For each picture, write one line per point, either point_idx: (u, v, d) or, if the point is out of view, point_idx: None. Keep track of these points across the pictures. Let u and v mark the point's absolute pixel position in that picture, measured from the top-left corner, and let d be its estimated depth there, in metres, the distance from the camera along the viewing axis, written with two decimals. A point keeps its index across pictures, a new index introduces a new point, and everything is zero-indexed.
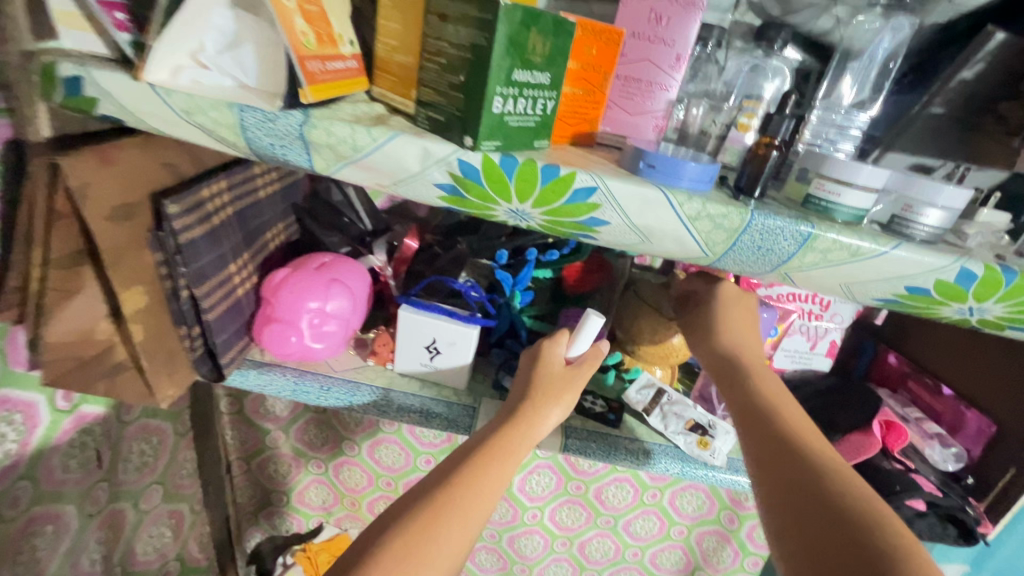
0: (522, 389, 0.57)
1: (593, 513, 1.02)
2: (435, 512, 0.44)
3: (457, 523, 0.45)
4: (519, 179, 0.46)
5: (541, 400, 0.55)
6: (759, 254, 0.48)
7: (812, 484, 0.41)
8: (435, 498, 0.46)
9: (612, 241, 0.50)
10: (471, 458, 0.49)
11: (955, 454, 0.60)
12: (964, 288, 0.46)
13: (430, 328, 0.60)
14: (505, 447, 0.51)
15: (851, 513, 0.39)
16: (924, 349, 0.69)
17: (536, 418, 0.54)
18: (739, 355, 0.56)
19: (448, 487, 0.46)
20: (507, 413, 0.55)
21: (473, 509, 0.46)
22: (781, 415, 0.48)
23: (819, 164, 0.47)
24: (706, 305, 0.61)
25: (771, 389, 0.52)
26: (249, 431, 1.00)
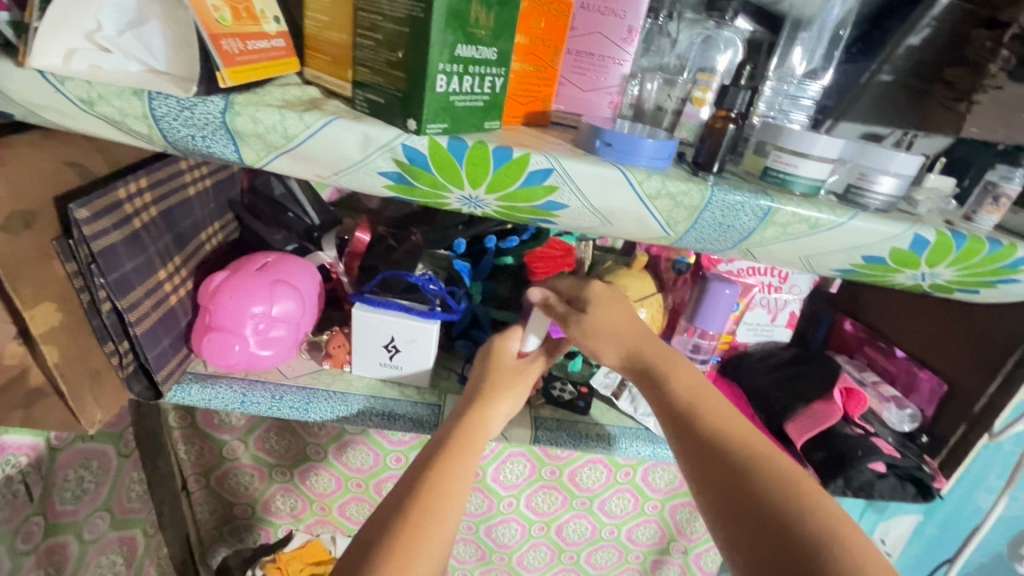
0: (476, 382, 0.56)
1: (568, 496, 1.03)
2: (414, 529, 0.42)
3: (436, 540, 0.42)
4: (469, 163, 0.43)
5: (499, 395, 0.55)
6: (720, 231, 0.46)
7: (742, 490, 0.41)
8: (413, 510, 0.43)
9: (572, 223, 0.48)
10: (435, 462, 0.47)
11: (910, 415, 0.62)
12: (917, 255, 0.47)
13: (389, 325, 0.57)
14: (466, 440, 0.50)
15: (786, 513, 0.39)
16: (877, 314, 0.71)
17: (490, 410, 0.53)
18: (648, 356, 0.52)
19: (422, 496, 0.44)
20: (463, 410, 0.53)
21: (438, 511, 0.44)
22: (709, 413, 0.46)
23: (776, 136, 0.47)
24: (600, 308, 0.55)
25: (688, 379, 0.49)
26: (204, 443, 0.94)
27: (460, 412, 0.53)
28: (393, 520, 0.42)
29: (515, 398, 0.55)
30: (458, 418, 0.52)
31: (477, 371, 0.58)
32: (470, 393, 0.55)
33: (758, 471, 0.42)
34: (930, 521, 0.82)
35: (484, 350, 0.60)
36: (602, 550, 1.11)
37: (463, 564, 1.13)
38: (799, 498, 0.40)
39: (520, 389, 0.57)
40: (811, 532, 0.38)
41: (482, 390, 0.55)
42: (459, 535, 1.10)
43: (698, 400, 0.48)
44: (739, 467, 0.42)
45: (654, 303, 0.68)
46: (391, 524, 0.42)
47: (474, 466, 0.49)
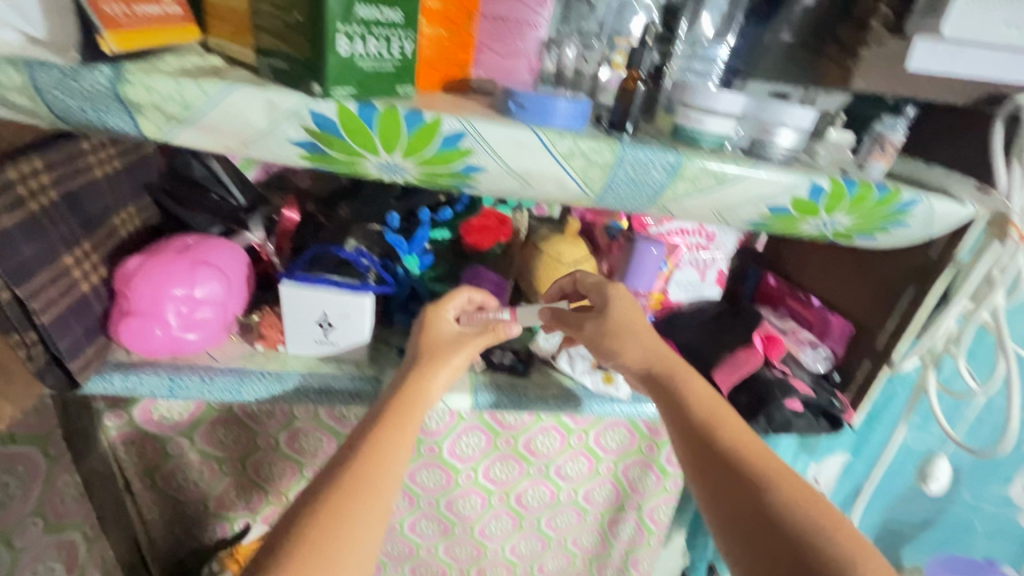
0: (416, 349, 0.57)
1: (525, 464, 1.06)
2: (343, 497, 0.43)
3: (368, 508, 0.43)
4: (381, 129, 0.42)
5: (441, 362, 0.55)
6: (634, 187, 0.48)
7: (750, 500, 0.47)
8: (345, 478, 0.44)
9: (494, 186, 0.48)
10: (371, 434, 0.48)
11: (824, 356, 0.67)
12: (815, 203, 0.51)
13: (320, 301, 0.57)
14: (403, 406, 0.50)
15: (785, 513, 0.46)
16: (797, 267, 0.76)
17: (430, 377, 0.54)
18: (662, 366, 0.57)
19: (352, 468, 0.45)
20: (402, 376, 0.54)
21: (369, 479, 0.44)
22: (722, 428, 0.52)
23: (684, 94, 0.49)
24: (617, 308, 0.59)
25: (705, 397, 0.54)
26: (144, 442, 0.91)
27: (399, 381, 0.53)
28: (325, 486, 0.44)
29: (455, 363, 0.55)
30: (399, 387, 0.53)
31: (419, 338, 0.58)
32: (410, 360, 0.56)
33: (768, 485, 0.48)
34: (859, 458, 0.89)
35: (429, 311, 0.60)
36: (562, 514, 1.15)
37: (427, 540, 1.14)
38: (807, 510, 0.46)
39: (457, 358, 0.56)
40: (814, 540, 0.44)
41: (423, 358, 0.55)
42: (421, 512, 1.11)
43: (713, 416, 0.53)
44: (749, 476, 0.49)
45: (589, 268, 0.70)
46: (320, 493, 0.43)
47: (413, 431, 0.49)
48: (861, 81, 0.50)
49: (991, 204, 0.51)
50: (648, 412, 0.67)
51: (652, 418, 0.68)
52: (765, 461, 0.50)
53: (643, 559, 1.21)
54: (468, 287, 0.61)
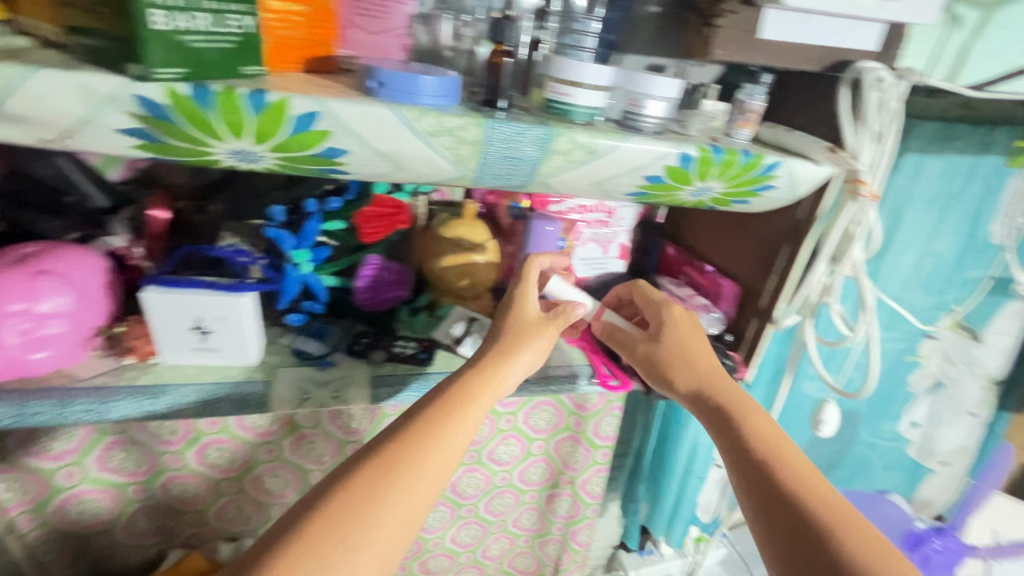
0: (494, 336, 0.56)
1: None
2: (382, 477, 0.42)
3: (405, 501, 0.42)
4: (222, 113, 0.39)
5: (516, 350, 0.55)
6: (508, 164, 0.47)
7: (815, 547, 0.47)
8: (386, 455, 0.44)
9: (364, 170, 0.46)
10: (419, 426, 0.46)
11: (716, 318, 0.70)
12: (688, 171, 0.52)
13: (191, 305, 0.52)
14: (469, 398, 0.49)
15: (833, 544, 0.46)
16: (693, 236, 0.79)
17: (505, 369, 0.53)
18: (715, 390, 0.59)
19: (390, 464, 0.43)
20: (473, 365, 0.53)
21: (411, 467, 0.43)
22: (775, 457, 0.53)
23: (552, 67, 0.49)
24: (673, 335, 0.62)
25: (769, 436, 0.55)
26: (27, 477, 0.82)
27: (464, 373, 0.52)
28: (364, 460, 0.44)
29: (530, 351, 0.55)
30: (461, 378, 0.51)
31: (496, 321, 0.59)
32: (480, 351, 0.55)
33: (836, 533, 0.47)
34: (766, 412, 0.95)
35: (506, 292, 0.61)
36: (499, 497, 1.15)
37: None
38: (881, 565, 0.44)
39: (542, 341, 0.57)
40: None
41: (494, 354, 0.54)
42: None
43: (775, 452, 0.54)
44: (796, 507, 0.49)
45: (488, 251, 0.69)
46: (359, 467, 0.43)
47: (470, 427, 0.48)
48: (719, 50, 0.51)
49: (843, 163, 0.55)
50: (552, 388, 0.68)
51: (557, 394, 0.69)
52: (815, 494, 0.50)
53: (582, 531, 1.24)
54: (538, 257, 0.61)
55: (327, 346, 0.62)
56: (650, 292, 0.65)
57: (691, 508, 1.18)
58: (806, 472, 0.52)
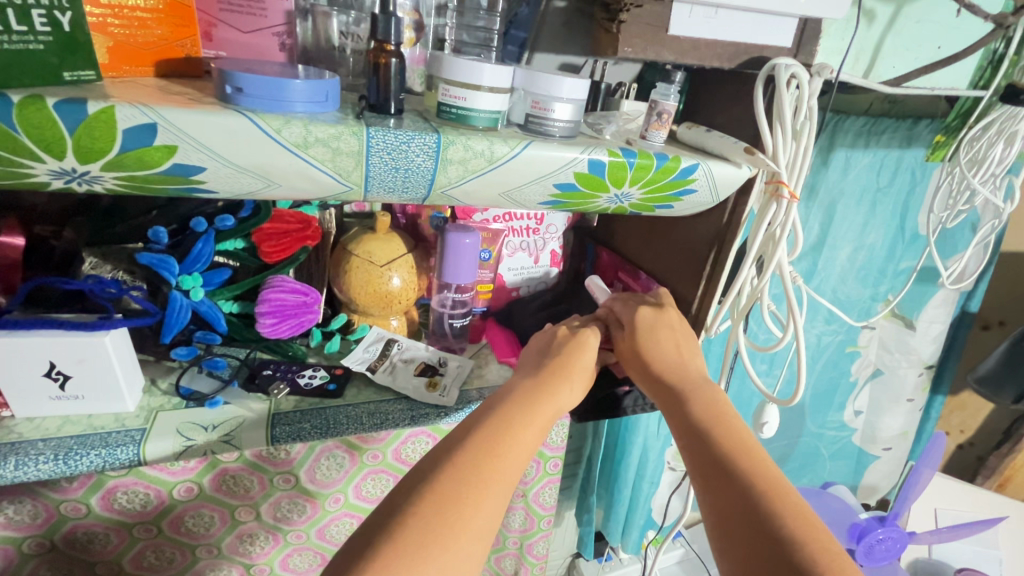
0: (553, 356, 0.55)
1: None
2: (447, 507, 0.38)
3: (465, 540, 0.37)
4: (30, 129, 0.33)
5: (574, 378, 0.53)
6: (399, 176, 0.43)
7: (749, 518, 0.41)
8: (462, 466, 0.41)
9: (230, 188, 0.40)
10: (473, 452, 0.42)
11: None
12: (600, 178, 0.49)
13: (39, 348, 0.45)
14: (532, 414, 0.47)
15: (798, 558, 0.38)
16: (622, 240, 0.75)
17: (557, 392, 0.51)
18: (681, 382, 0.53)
19: (447, 494, 0.39)
20: (526, 384, 0.51)
21: (492, 484, 0.40)
22: (718, 424, 0.48)
23: (443, 68, 0.44)
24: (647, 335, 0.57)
25: (715, 405, 0.51)
26: None
27: (525, 388, 0.50)
28: (436, 469, 0.40)
29: (577, 387, 0.53)
30: (518, 394, 0.49)
31: (553, 344, 0.57)
32: (534, 369, 0.54)
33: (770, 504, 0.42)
34: None
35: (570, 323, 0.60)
36: None
37: None
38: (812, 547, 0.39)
39: (579, 376, 0.54)
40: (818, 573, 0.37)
41: (546, 375, 0.52)
42: None
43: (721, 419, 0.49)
44: (761, 510, 0.41)
45: (405, 266, 0.64)
46: (434, 478, 0.40)
47: (529, 443, 0.46)
48: (627, 47, 0.48)
49: (762, 166, 0.52)
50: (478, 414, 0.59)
51: None
52: (771, 482, 0.43)
53: (537, 543, 1.19)
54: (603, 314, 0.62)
55: (221, 381, 0.57)
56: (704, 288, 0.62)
57: (644, 513, 1.17)
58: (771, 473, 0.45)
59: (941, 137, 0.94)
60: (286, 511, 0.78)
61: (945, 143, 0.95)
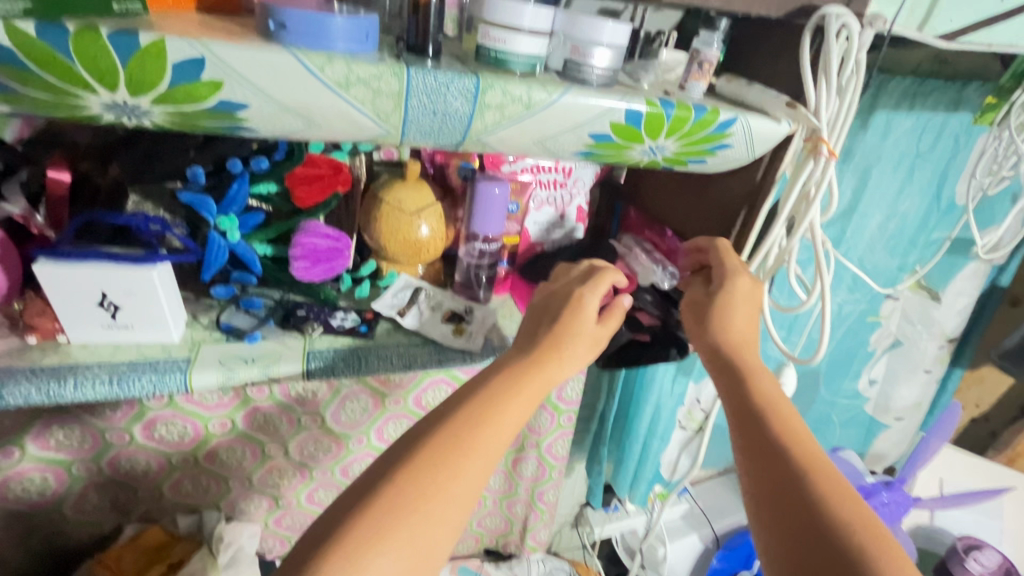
0: (545, 327, 0.52)
1: None
2: (432, 462, 0.40)
3: (448, 497, 0.39)
4: (83, 60, 0.34)
5: (566, 351, 0.50)
6: (436, 121, 0.43)
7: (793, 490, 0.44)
8: (456, 425, 0.42)
9: (272, 128, 0.41)
10: (467, 412, 0.44)
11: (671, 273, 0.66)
12: (636, 129, 0.48)
13: (92, 279, 0.47)
14: (520, 387, 0.46)
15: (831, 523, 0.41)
16: (652, 197, 0.75)
17: (558, 360, 0.49)
18: (744, 361, 0.53)
19: (443, 449, 0.41)
20: (518, 358, 0.49)
21: (477, 451, 0.42)
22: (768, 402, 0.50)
23: (484, 9, 0.44)
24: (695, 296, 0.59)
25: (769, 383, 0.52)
26: None
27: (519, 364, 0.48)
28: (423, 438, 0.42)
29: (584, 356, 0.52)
30: (514, 363, 0.48)
31: (546, 312, 0.54)
32: (527, 342, 0.51)
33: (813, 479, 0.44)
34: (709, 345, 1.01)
35: (569, 282, 0.57)
36: None
37: None
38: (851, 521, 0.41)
39: (583, 343, 0.52)
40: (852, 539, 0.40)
41: (548, 341, 0.50)
42: None
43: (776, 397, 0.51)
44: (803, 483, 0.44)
45: (433, 215, 0.65)
46: (423, 444, 0.41)
47: (520, 418, 0.45)
48: None
49: (803, 121, 0.51)
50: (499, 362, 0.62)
51: None
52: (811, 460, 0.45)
53: (548, 491, 1.25)
54: (614, 269, 0.55)
55: (258, 319, 0.59)
56: (725, 258, 0.57)
57: (652, 467, 1.21)
58: (819, 459, 0.46)
59: (992, 99, 0.90)
60: (314, 447, 0.83)
61: (996, 107, 0.92)
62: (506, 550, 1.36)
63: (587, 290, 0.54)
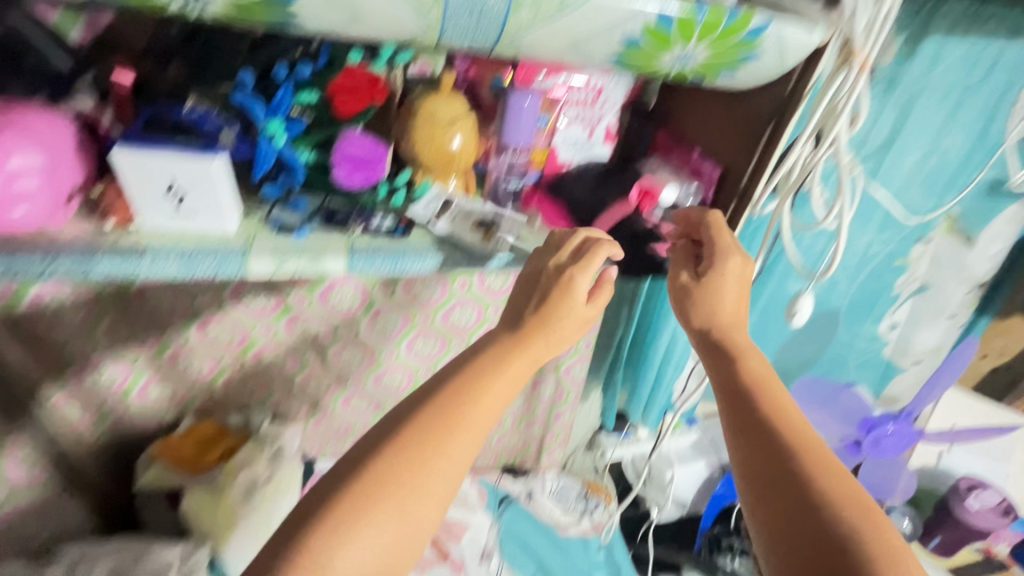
0: (532, 308, 0.59)
1: (445, 338, 1.10)
2: (416, 445, 0.49)
3: (432, 474, 0.48)
4: None
5: (551, 335, 0.58)
6: (474, 18, 0.45)
7: (780, 462, 0.52)
8: (438, 410, 0.51)
9: (321, 20, 0.44)
10: (449, 398, 0.51)
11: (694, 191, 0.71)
12: (668, 31, 0.49)
13: (162, 166, 0.53)
14: (509, 366, 0.55)
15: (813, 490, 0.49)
16: (682, 115, 0.76)
17: (537, 341, 0.57)
18: (732, 343, 0.61)
19: (425, 435, 0.49)
20: (503, 342, 0.57)
21: (458, 432, 0.50)
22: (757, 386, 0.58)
23: None
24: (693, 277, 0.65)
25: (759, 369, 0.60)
26: (38, 348, 0.85)
27: (507, 345, 0.57)
28: (413, 413, 0.50)
29: (569, 335, 0.59)
30: (496, 350, 0.56)
31: (533, 292, 0.60)
32: (513, 321, 0.59)
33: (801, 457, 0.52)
34: None
35: (560, 261, 0.62)
36: None
37: (361, 417, 1.17)
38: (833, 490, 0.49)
39: (566, 327, 0.58)
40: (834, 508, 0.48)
41: (531, 325, 0.58)
42: (351, 391, 1.13)
43: (764, 383, 0.59)
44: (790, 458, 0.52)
45: (466, 126, 0.68)
46: (407, 423, 0.50)
47: (506, 394, 0.54)
48: None
49: (839, 27, 0.53)
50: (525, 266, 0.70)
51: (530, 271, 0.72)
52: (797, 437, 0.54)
53: (565, 412, 1.33)
54: (607, 244, 0.62)
55: (301, 217, 0.63)
56: (718, 236, 0.63)
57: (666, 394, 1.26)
58: (803, 436, 0.54)
59: None
60: None
61: None
62: (523, 466, 1.45)
63: (581, 271, 0.60)
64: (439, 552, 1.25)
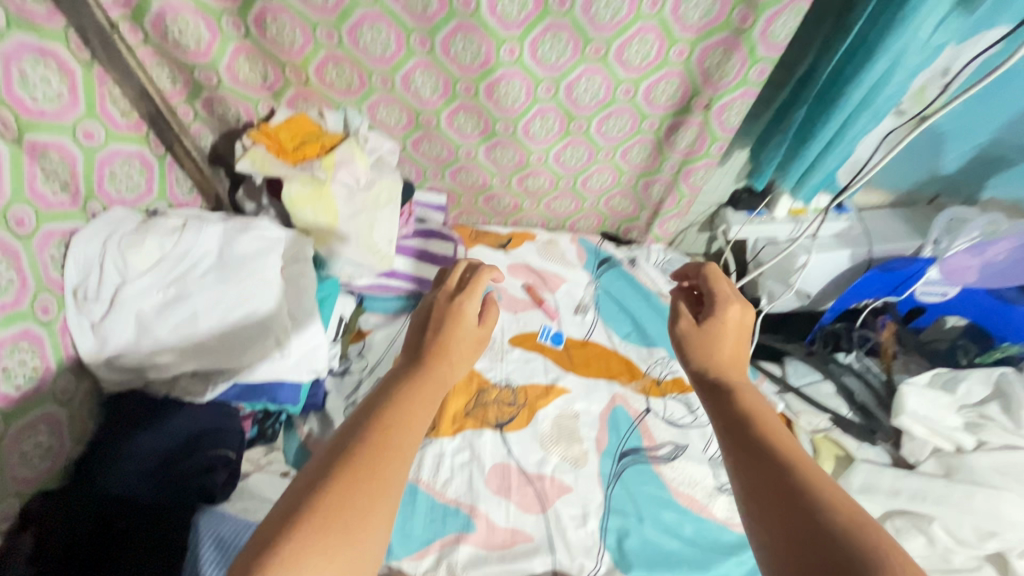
0: (432, 336, 0.67)
1: (580, 40, 0.89)
2: (334, 466, 0.50)
3: (371, 501, 0.49)
4: None
5: (455, 355, 0.66)
6: None
7: (780, 485, 0.51)
8: (362, 435, 0.54)
9: None
10: (367, 424, 0.55)
11: None
12: None
13: None
14: (419, 386, 0.60)
15: (811, 507, 0.48)
16: None
17: (441, 364, 0.64)
18: (729, 381, 0.64)
19: (342, 459, 0.51)
20: (404, 368, 0.63)
21: (393, 460, 0.52)
22: (755, 418, 0.59)
23: None
24: (715, 284, 0.74)
25: (757, 406, 0.61)
26: None
27: (408, 370, 0.63)
28: (346, 438, 0.53)
29: (467, 363, 0.68)
30: (399, 377, 0.62)
31: (431, 323, 0.69)
32: (418, 348, 0.66)
33: (797, 478, 0.51)
34: None
35: (447, 294, 0.73)
36: (615, 117, 1.03)
37: (466, 141, 1.09)
38: (838, 515, 0.47)
39: (460, 353, 0.67)
40: (837, 523, 0.46)
41: (429, 353, 0.65)
42: (458, 104, 1.01)
43: (757, 414, 0.59)
44: (793, 480, 0.51)
45: None
46: (340, 452, 0.52)
47: (431, 411, 0.60)
48: None
49: None
50: None
51: None
52: (797, 462, 0.53)
53: (698, 171, 1.13)
54: (487, 272, 0.74)
55: None
56: (717, 282, 0.74)
57: (838, 159, 1.00)
58: (803, 463, 0.53)
59: None
60: None
61: None
62: (626, 238, 1.38)
63: (466, 299, 0.71)
64: (534, 299, 1.21)
